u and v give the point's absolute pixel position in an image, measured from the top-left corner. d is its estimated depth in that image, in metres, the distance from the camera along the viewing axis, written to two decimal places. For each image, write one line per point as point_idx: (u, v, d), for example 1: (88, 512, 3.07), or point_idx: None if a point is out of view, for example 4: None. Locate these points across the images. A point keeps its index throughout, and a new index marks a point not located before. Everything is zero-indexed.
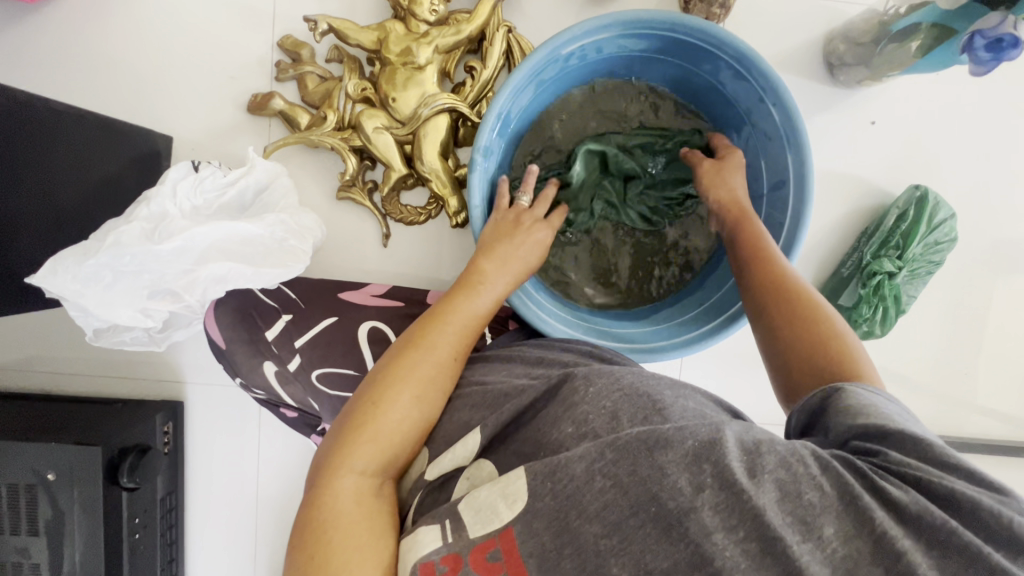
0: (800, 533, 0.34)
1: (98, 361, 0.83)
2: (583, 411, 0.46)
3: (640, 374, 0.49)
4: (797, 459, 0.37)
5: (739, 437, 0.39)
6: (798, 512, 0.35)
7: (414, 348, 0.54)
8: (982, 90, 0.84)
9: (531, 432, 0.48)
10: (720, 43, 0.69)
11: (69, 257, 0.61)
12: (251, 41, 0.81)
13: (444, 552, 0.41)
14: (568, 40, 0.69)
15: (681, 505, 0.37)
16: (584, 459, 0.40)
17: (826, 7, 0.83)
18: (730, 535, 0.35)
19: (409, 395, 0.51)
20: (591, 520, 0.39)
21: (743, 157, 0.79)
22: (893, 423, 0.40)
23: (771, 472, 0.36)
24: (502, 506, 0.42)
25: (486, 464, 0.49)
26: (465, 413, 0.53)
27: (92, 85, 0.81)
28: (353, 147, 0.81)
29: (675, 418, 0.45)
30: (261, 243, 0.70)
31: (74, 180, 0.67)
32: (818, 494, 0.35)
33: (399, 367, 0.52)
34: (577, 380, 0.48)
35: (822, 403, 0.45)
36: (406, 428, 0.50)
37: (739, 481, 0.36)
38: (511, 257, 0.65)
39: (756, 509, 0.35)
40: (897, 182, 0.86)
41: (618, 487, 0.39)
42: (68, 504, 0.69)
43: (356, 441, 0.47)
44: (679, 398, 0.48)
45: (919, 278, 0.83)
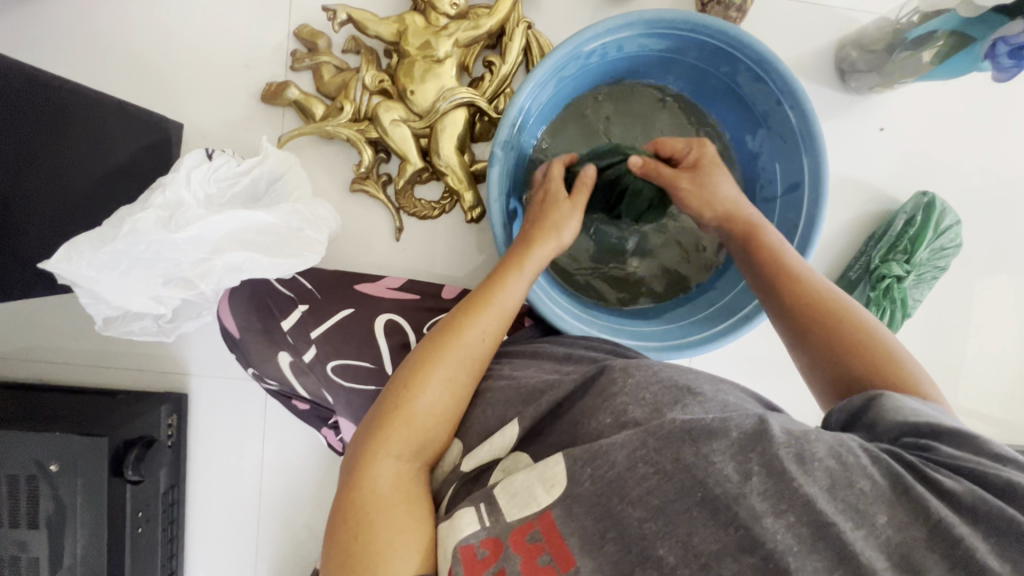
0: (853, 519, 0.35)
1: (100, 351, 0.81)
2: (622, 402, 0.46)
3: (676, 369, 0.50)
4: (847, 451, 0.37)
5: (784, 426, 0.39)
6: (847, 499, 0.36)
7: (448, 334, 0.53)
8: (987, 100, 0.86)
9: (567, 423, 0.49)
10: (741, 44, 0.70)
11: (84, 242, 0.59)
12: (267, 29, 0.80)
13: (483, 536, 0.41)
14: (591, 37, 0.69)
15: (727, 491, 0.37)
16: (625, 446, 0.41)
17: (839, 14, 0.85)
18: (780, 519, 0.35)
19: (442, 382, 0.50)
20: (635, 505, 0.39)
21: (757, 160, 0.80)
22: (931, 417, 0.40)
23: (821, 460, 0.37)
24: (540, 490, 0.42)
25: (523, 456, 0.49)
26: (498, 408, 0.52)
27: (102, 69, 0.79)
28: (369, 139, 0.80)
29: (710, 407, 0.46)
30: (276, 233, 0.69)
31: (87, 163, 0.65)
32: (868, 483, 0.36)
33: (432, 353, 0.51)
34: (615, 372, 0.49)
35: (861, 407, 0.43)
36: (440, 412, 0.50)
37: (786, 467, 0.36)
38: (544, 244, 0.63)
39: (805, 496, 0.35)
40: (905, 188, 0.87)
41: (660, 474, 0.39)
42: (70, 497, 0.67)
43: (391, 426, 0.48)
44: (718, 393, 0.49)
45: (925, 283, 0.85)
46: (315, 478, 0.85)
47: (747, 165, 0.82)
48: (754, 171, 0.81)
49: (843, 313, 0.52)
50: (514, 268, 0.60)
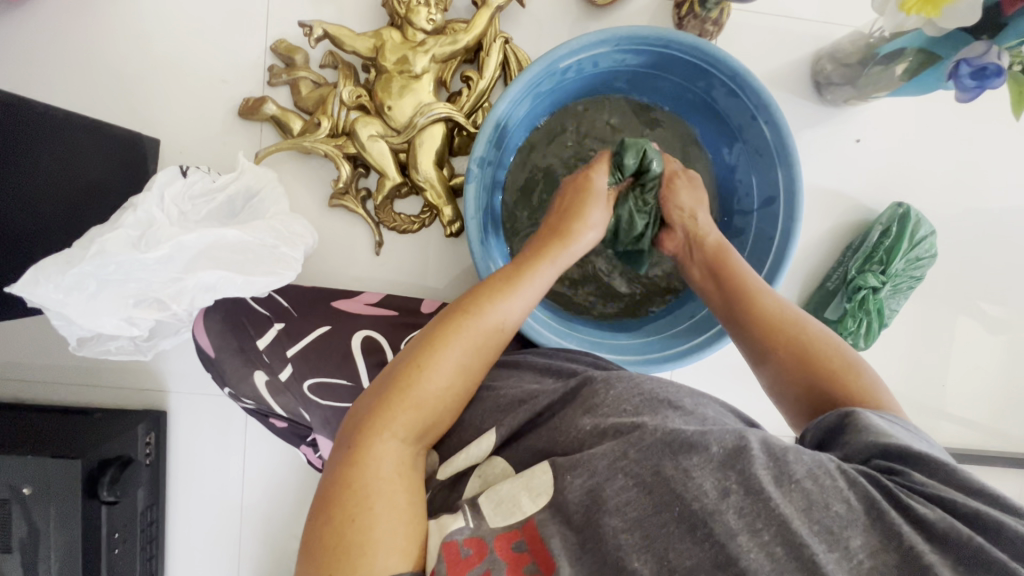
0: (827, 542, 0.35)
1: (76, 370, 0.81)
2: (603, 412, 0.47)
3: (658, 381, 0.51)
4: (825, 473, 0.38)
5: (764, 443, 0.40)
6: (822, 520, 0.36)
7: (467, 314, 0.52)
8: (960, 112, 0.87)
9: (547, 431, 0.49)
10: (715, 60, 0.70)
11: (50, 266, 0.58)
12: (243, 44, 0.80)
13: (467, 535, 0.41)
14: (565, 54, 0.69)
15: (704, 506, 0.37)
16: (607, 457, 0.41)
17: (814, 28, 0.85)
18: (754, 538, 0.36)
19: (455, 364, 0.50)
20: (612, 514, 0.39)
21: (735, 173, 0.80)
22: (907, 440, 0.42)
23: (799, 480, 0.37)
24: (525, 499, 0.43)
25: (499, 461, 0.49)
26: (479, 415, 0.53)
27: (77, 85, 0.79)
28: (347, 155, 0.80)
29: (690, 420, 0.47)
30: (250, 251, 0.68)
31: (59, 184, 0.65)
32: (844, 506, 0.37)
33: (449, 332, 0.51)
34: (597, 383, 0.49)
35: (839, 421, 0.45)
36: (450, 396, 0.50)
37: (763, 485, 0.37)
38: (570, 238, 0.64)
39: (780, 514, 0.36)
40: (881, 199, 0.88)
41: (641, 487, 0.39)
42: (44, 519, 0.66)
43: (401, 405, 0.47)
44: (697, 407, 0.50)
45: (901, 293, 0.86)
46: (296, 493, 0.84)
47: (724, 178, 0.83)
48: (732, 183, 0.81)
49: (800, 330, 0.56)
50: (536, 258, 0.60)
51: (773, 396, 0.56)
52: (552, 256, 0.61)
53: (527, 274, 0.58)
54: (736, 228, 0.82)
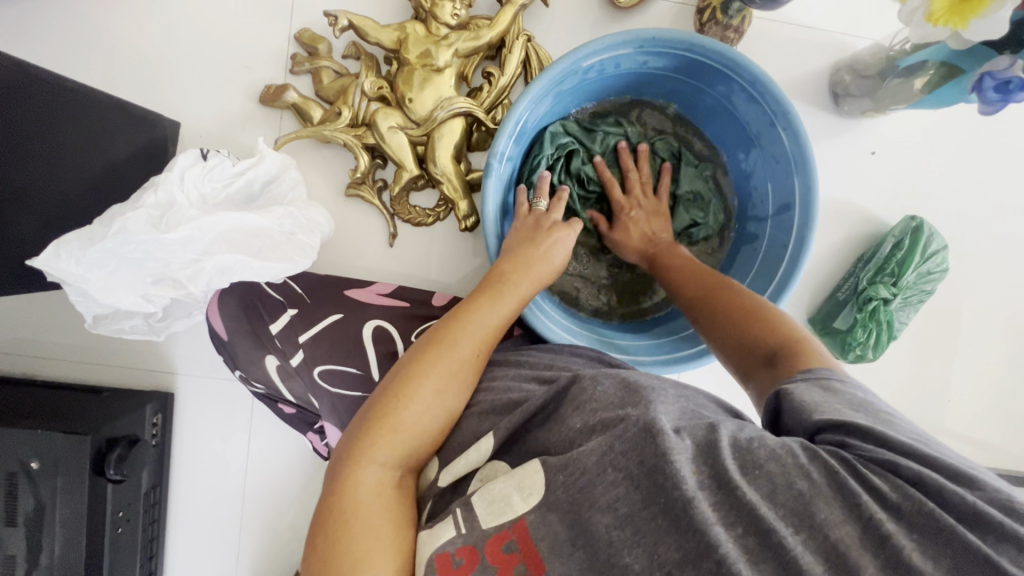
0: (794, 525, 0.35)
1: (86, 348, 0.81)
2: (591, 406, 0.46)
3: (644, 375, 0.50)
4: (786, 452, 0.37)
5: (733, 435, 0.40)
6: (788, 504, 0.36)
7: (439, 343, 0.52)
8: (976, 128, 0.87)
9: (544, 433, 0.48)
10: (737, 66, 0.71)
11: (73, 241, 0.58)
12: (267, 32, 0.80)
13: (459, 544, 0.42)
14: (589, 53, 0.70)
15: (684, 494, 0.37)
16: (594, 452, 0.41)
17: (835, 39, 0.86)
18: (729, 529, 0.35)
19: (431, 391, 0.50)
20: (603, 512, 0.39)
21: (751, 178, 0.81)
22: (852, 416, 0.39)
23: (762, 466, 0.37)
24: (517, 498, 0.43)
25: (500, 463, 0.49)
26: (476, 420, 0.53)
27: (101, 66, 0.79)
28: (366, 145, 0.81)
29: (672, 409, 0.46)
30: (269, 236, 0.68)
31: (84, 162, 0.65)
32: (807, 484, 0.36)
33: (423, 362, 0.51)
34: (584, 381, 0.49)
35: (778, 398, 0.44)
36: (429, 420, 0.49)
37: (733, 478, 0.37)
38: (539, 262, 0.64)
39: (749, 503, 0.36)
40: (894, 212, 0.89)
41: (629, 480, 0.39)
42: (50, 494, 0.66)
43: (378, 433, 0.47)
44: (681, 398, 0.49)
45: (911, 306, 0.86)
46: (299, 481, 0.84)
47: (740, 183, 0.83)
48: (747, 189, 0.82)
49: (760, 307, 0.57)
50: (506, 282, 0.60)
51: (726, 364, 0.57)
52: (523, 278, 0.61)
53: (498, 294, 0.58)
54: (749, 234, 0.82)
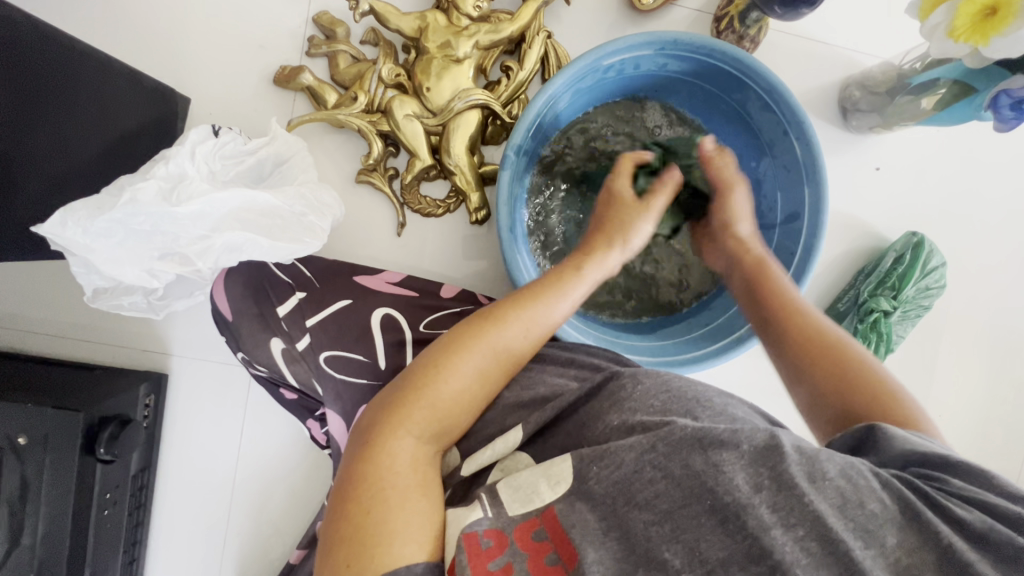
0: (863, 538, 0.34)
1: (77, 324, 0.78)
2: (630, 407, 0.46)
3: (687, 380, 0.49)
4: (858, 474, 0.36)
5: (795, 444, 0.37)
6: (857, 518, 0.34)
7: (489, 323, 0.51)
8: (977, 150, 0.90)
9: (574, 427, 0.48)
10: (754, 74, 0.72)
11: (81, 210, 0.56)
12: (286, 12, 0.80)
13: (486, 525, 0.40)
14: (611, 52, 0.70)
15: (737, 500, 0.35)
16: (634, 448, 0.39)
17: (846, 55, 0.88)
18: (788, 532, 0.34)
19: (473, 372, 0.49)
20: (641, 508, 0.38)
21: (761, 186, 0.82)
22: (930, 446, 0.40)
23: (832, 479, 0.35)
24: (544, 486, 0.41)
25: (523, 457, 0.49)
26: (502, 414, 0.53)
27: (111, 37, 0.77)
28: (380, 132, 0.80)
29: (718, 419, 0.45)
30: (280, 217, 0.67)
31: (92, 131, 0.64)
32: (879, 505, 0.35)
33: (467, 341, 0.49)
34: (623, 379, 0.48)
35: (867, 431, 0.42)
36: (467, 401, 0.48)
37: (798, 483, 0.35)
38: (598, 257, 0.61)
39: (815, 511, 0.34)
40: (895, 227, 0.90)
41: (669, 479, 0.38)
42: (34, 474, 0.63)
43: (416, 404, 0.46)
44: (726, 406, 0.47)
45: (909, 320, 0.87)
46: (291, 469, 0.83)
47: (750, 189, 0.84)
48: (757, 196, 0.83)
49: (844, 352, 0.54)
50: (561, 273, 0.57)
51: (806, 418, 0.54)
52: (575, 277, 0.57)
53: (551, 286, 0.55)
54: None
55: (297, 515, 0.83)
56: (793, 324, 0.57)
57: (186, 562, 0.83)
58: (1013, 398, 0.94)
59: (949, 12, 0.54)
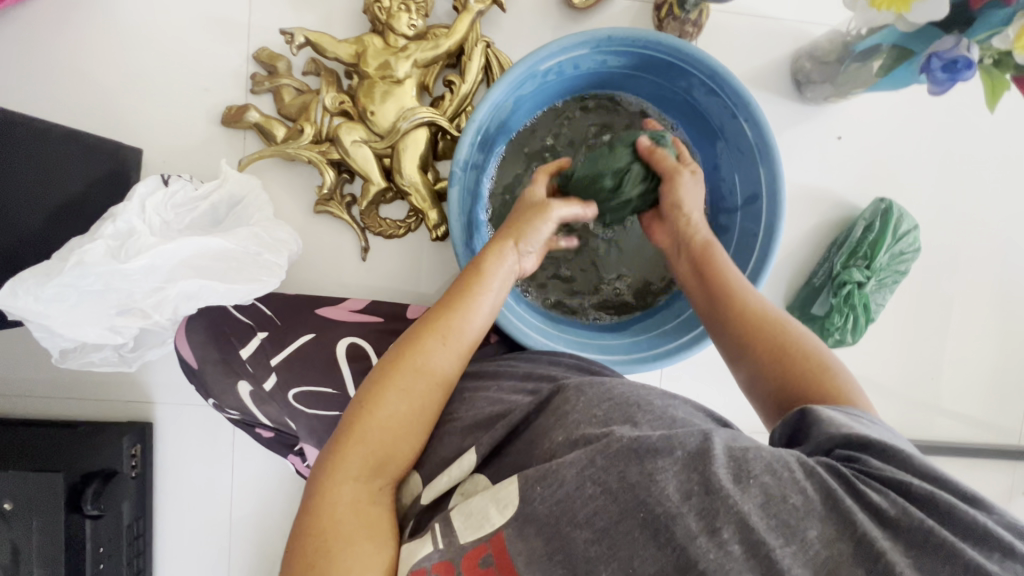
0: (783, 536, 0.33)
1: (57, 383, 0.80)
2: (574, 420, 0.43)
3: (631, 385, 0.47)
4: (782, 465, 0.35)
5: (727, 444, 0.37)
6: (779, 515, 0.33)
7: (409, 347, 0.49)
8: (939, 108, 0.88)
9: (525, 445, 0.45)
10: (693, 60, 0.71)
11: (30, 278, 0.57)
12: (225, 53, 0.80)
13: (436, 558, 0.39)
14: (545, 56, 0.70)
15: (667, 509, 0.34)
16: (574, 464, 0.37)
17: (794, 27, 0.86)
18: (712, 538, 0.33)
19: (401, 398, 0.47)
20: (582, 527, 0.36)
21: (718, 170, 0.81)
22: (860, 428, 0.39)
23: (757, 477, 0.34)
24: (493, 510, 0.39)
25: (482, 478, 0.46)
26: (457, 436, 0.50)
27: (59, 98, 0.78)
28: (331, 160, 0.80)
29: (659, 423, 0.43)
30: (232, 259, 0.67)
31: (40, 197, 0.65)
32: (800, 498, 0.34)
33: (390, 371, 0.48)
34: (569, 392, 0.46)
35: (799, 416, 0.42)
36: (403, 431, 0.46)
37: (722, 484, 0.34)
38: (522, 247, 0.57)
39: (739, 512, 0.33)
40: (864, 194, 0.89)
41: (607, 494, 0.36)
42: (24, 536, 0.66)
43: (351, 445, 0.45)
44: (667, 408, 0.45)
45: (887, 287, 0.86)
46: (284, 501, 0.83)
47: (709, 175, 0.83)
48: (716, 180, 0.82)
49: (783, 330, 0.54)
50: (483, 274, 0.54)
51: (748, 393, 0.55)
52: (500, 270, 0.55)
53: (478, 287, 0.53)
54: (721, 226, 0.82)
55: None
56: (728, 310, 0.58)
57: None
58: (1005, 350, 0.93)
59: None
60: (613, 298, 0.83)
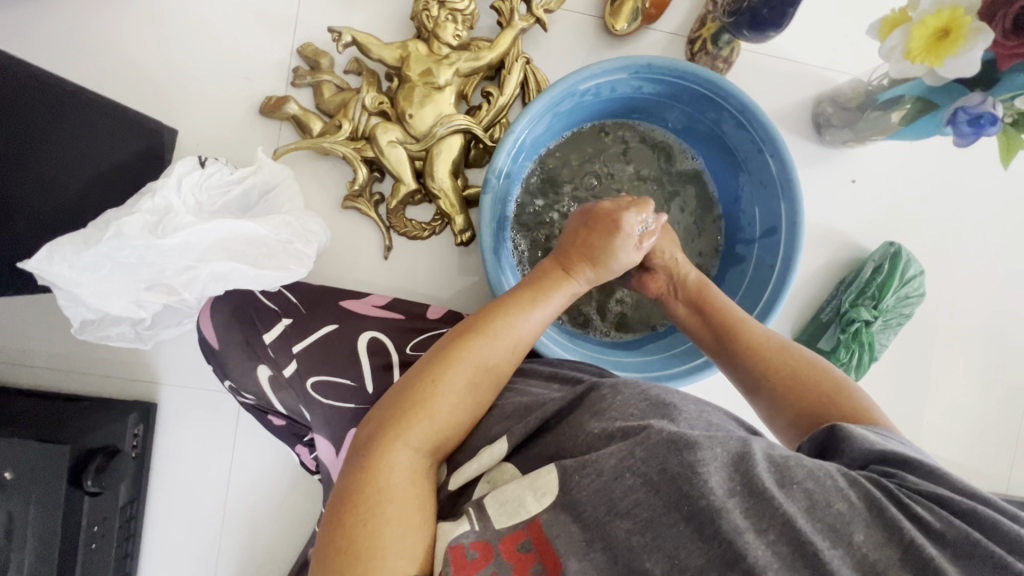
0: (830, 538, 0.34)
1: (63, 356, 0.79)
2: (611, 416, 0.45)
3: (663, 388, 0.49)
4: (825, 474, 0.36)
5: (766, 451, 0.38)
6: (825, 519, 0.35)
7: (474, 334, 0.51)
8: (947, 162, 0.92)
9: (556, 435, 0.47)
10: (727, 94, 0.74)
11: (67, 245, 0.57)
12: (270, 45, 0.82)
13: (474, 537, 0.39)
14: (586, 77, 0.72)
15: (712, 504, 0.35)
16: (613, 455, 0.39)
17: (817, 73, 0.91)
18: (760, 536, 0.34)
19: (465, 381, 0.49)
20: (622, 517, 0.37)
21: (739, 202, 0.83)
22: (890, 445, 0.41)
23: (801, 482, 0.36)
24: (530, 498, 0.40)
25: (509, 468, 0.47)
26: (486, 426, 0.51)
27: (99, 72, 0.79)
28: (365, 158, 0.82)
29: (694, 424, 0.45)
30: (265, 245, 0.68)
31: (79, 167, 0.65)
32: (845, 504, 0.35)
33: (455, 353, 0.50)
34: (603, 389, 0.47)
35: (828, 433, 0.44)
36: (461, 412, 0.49)
37: (766, 486, 0.35)
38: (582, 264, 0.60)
39: (784, 514, 0.35)
40: (873, 237, 0.92)
41: (648, 486, 0.37)
42: (20, 507, 0.62)
43: (415, 417, 0.46)
44: (703, 412, 0.47)
45: (891, 328, 0.89)
46: (281, 494, 0.82)
47: (729, 206, 0.85)
48: (736, 212, 0.84)
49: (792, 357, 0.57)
50: (546, 281, 0.58)
51: (767, 422, 0.56)
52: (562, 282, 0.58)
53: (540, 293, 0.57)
54: (738, 255, 0.85)
55: (287, 540, 0.83)
56: (739, 340, 0.60)
57: None
58: (1000, 400, 0.95)
59: (904, 34, 0.57)
60: (630, 316, 0.84)
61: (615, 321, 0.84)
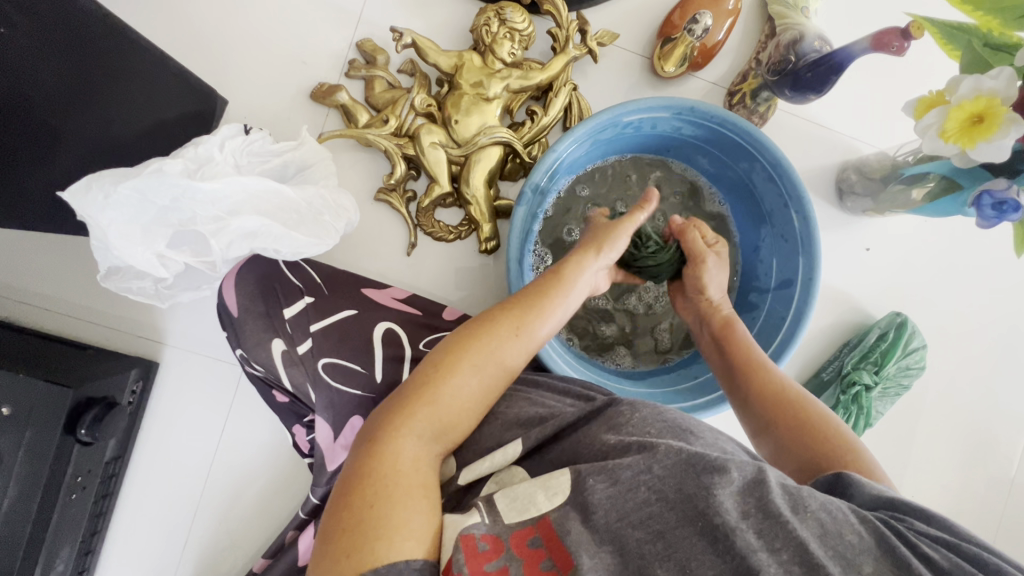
0: (841, 567, 0.35)
1: (75, 302, 0.79)
2: (629, 430, 0.46)
3: (677, 413, 0.50)
4: (837, 509, 0.38)
5: (781, 480, 0.39)
6: (837, 548, 0.36)
7: (485, 327, 0.51)
8: (959, 245, 0.95)
9: (571, 444, 0.47)
10: (763, 148, 0.77)
11: (106, 177, 0.58)
12: (331, 35, 0.84)
13: (484, 530, 0.40)
14: (630, 110, 0.75)
15: (726, 522, 0.36)
16: (630, 468, 0.40)
17: (846, 141, 0.94)
18: (774, 555, 0.35)
19: (473, 374, 0.49)
20: (636, 526, 0.38)
21: (758, 251, 0.86)
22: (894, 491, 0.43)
23: (813, 511, 0.37)
24: (541, 497, 0.41)
25: (519, 471, 0.48)
26: (499, 429, 0.52)
27: (163, 33, 0.81)
28: (405, 155, 0.84)
29: (710, 448, 0.45)
30: (296, 211, 0.70)
31: (134, 118, 0.66)
32: (856, 537, 0.36)
33: (465, 345, 0.50)
34: (620, 406, 0.49)
35: (836, 478, 0.45)
36: (468, 403, 0.49)
37: (782, 511, 0.36)
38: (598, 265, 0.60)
39: (798, 538, 0.35)
40: (881, 306, 0.95)
41: (663, 502, 0.38)
42: (12, 446, 0.58)
43: (418, 405, 0.46)
44: (717, 440, 0.48)
45: (888, 397, 0.90)
46: (265, 474, 0.81)
47: (747, 254, 0.88)
48: (753, 260, 0.87)
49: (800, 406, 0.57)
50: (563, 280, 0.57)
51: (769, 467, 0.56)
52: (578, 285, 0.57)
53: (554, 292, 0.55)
54: (750, 303, 0.86)
55: (263, 522, 0.81)
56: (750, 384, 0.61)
57: (137, 562, 0.80)
58: (989, 487, 0.95)
59: (941, 114, 0.60)
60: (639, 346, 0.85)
61: (623, 349, 0.85)
